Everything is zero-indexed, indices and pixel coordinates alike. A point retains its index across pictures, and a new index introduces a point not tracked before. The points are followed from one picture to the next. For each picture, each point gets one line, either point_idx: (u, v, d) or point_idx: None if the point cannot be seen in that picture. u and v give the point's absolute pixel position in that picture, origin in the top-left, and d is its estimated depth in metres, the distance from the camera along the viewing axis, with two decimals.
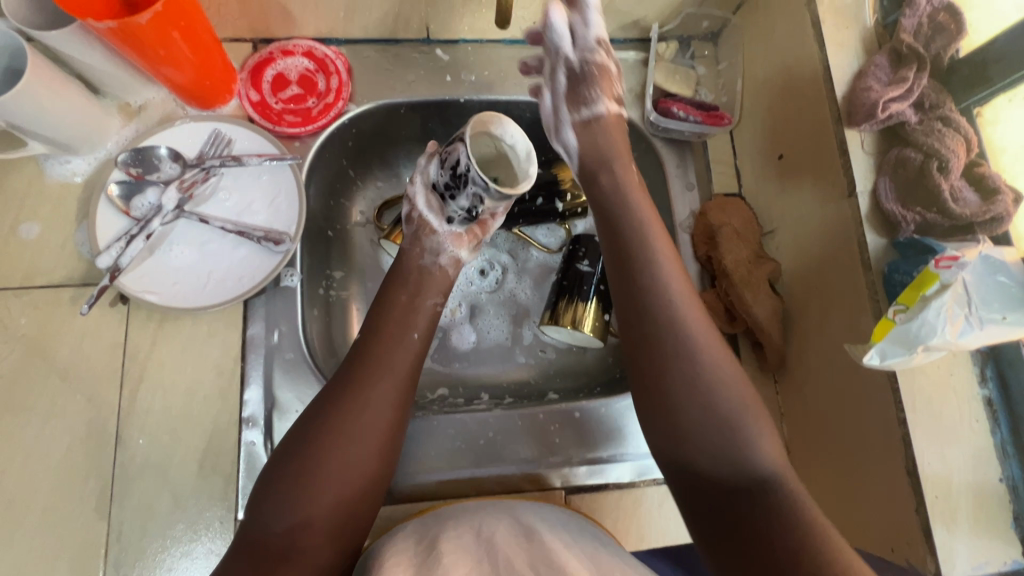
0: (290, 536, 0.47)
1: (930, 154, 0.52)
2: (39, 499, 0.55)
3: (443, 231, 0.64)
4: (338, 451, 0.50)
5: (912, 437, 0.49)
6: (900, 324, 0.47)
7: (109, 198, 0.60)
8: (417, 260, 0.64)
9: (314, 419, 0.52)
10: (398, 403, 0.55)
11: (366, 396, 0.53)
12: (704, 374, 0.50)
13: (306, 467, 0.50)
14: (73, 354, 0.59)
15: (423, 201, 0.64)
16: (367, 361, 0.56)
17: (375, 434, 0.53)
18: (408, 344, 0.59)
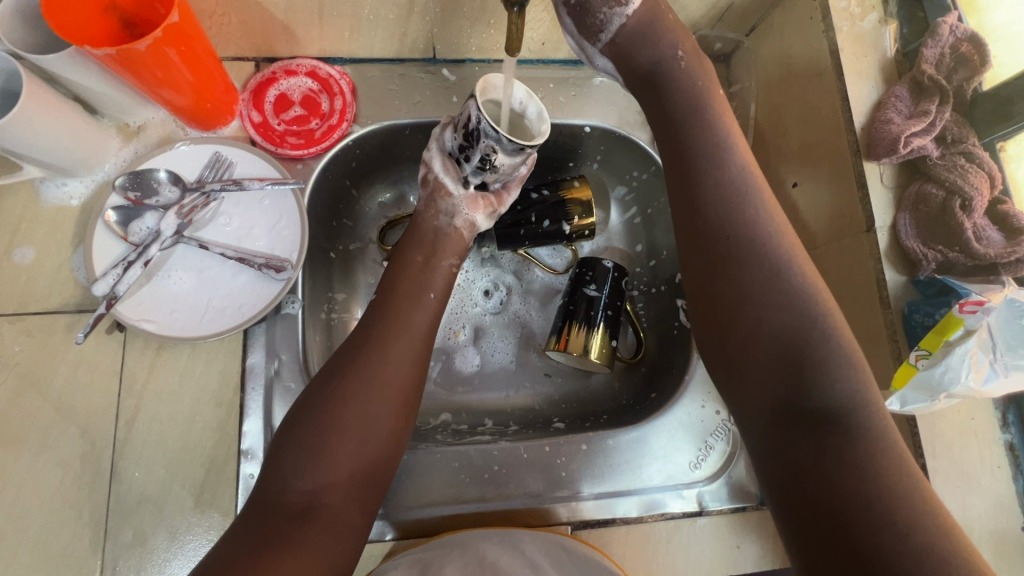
0: (307, 497, 0.48)
1: (952, 192, 0.50)
2: (32, 534, 0.54)
3: (460, 194, 0.66)
4: (360, 406, 0.51)
5: (932, 484, 0.48)
6: (923, 371, 0.45)
7: (107, 223, 0.58)
8: (432, 222, 0.65)
9: (331, 383, 0.52)
10: (415, 361, 0.56)
11: (386, 353, 0.54)
12: (785, 293, 0.46)
13: (323, 433, 0.50)
14: (67, 385, 0.57)
15: (439, 165, 0.66)
16: (384, 323, 0.56)
17: (392, 393, 0.53)
18: (425, 304, 0.59)
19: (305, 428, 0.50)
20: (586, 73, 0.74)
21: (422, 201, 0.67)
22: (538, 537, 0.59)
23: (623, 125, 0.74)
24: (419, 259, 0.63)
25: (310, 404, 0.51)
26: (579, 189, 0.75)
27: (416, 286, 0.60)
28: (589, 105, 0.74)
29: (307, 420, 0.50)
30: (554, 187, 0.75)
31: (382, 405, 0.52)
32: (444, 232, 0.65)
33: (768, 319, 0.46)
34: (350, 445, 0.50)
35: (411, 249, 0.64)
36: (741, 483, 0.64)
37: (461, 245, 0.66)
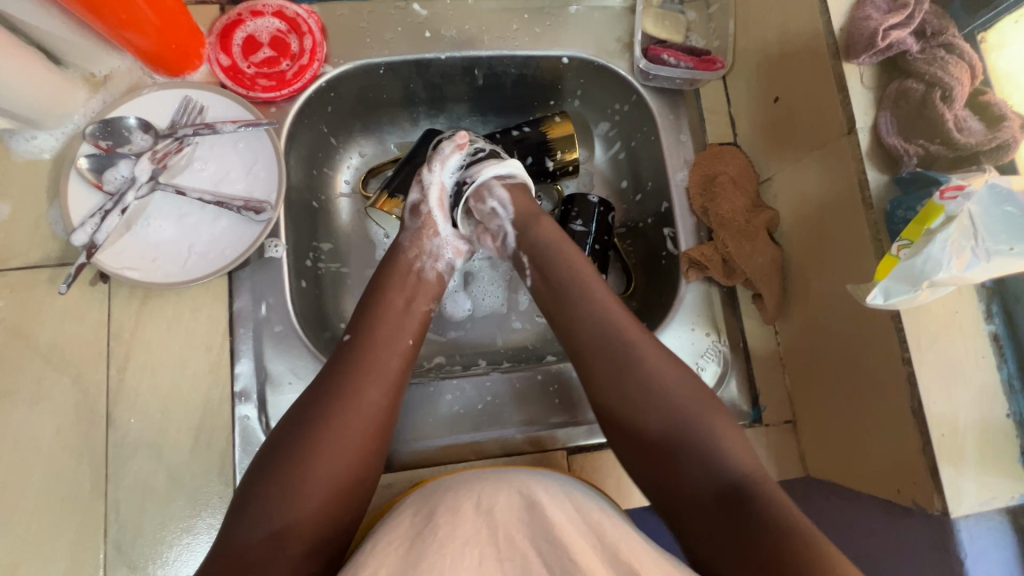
0: (269, 547, 0.46)
1: (933, 84, 0.49)
2: (34, 482, 0.54)
3: (447, 237, 0.67)
4: (324, 461, 0.49)
5: (917, 375, 0.48)
6: (904, 261, 0.45)
7: (79, 172, 0.57)
8: (414, 262, 0.65)
9: (300, 426, 0.51)
10: (388, 404, 0.55)
11: (358, 402, 0.53)
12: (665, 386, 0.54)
13: (291, 484, 0.48)
14: (55, 336, 0.57)
15: (436, 195, 0.67)
16: (360, 368, 0.55)
17: (356, 442, 0.52)
18: (400, 350, 0.58)
19: (271, 477, 0.49)
20: (561, 2, 0.72)
21: (409, 231, 0.67)
22: (538, 477, 0.53)
23: (601, 54, 0.72)
24: (400, 302, 0.62)
25: (275, 454, 0.50)
26: (561, 125, 0.75)
27: (392, 329, 0.59)
28: (566, 35, 0.72)
29: (272, 466, 0.49)
30: (535, 124, 0.76)
31: (344, 458, 0.51)
32: (426, 276, 0.65)
33: (652, 402, 0.53)
34: (313, 501, 0.48)
35: (393, 288, 0.62)
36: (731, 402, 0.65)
37: (435, 291, 0.66)
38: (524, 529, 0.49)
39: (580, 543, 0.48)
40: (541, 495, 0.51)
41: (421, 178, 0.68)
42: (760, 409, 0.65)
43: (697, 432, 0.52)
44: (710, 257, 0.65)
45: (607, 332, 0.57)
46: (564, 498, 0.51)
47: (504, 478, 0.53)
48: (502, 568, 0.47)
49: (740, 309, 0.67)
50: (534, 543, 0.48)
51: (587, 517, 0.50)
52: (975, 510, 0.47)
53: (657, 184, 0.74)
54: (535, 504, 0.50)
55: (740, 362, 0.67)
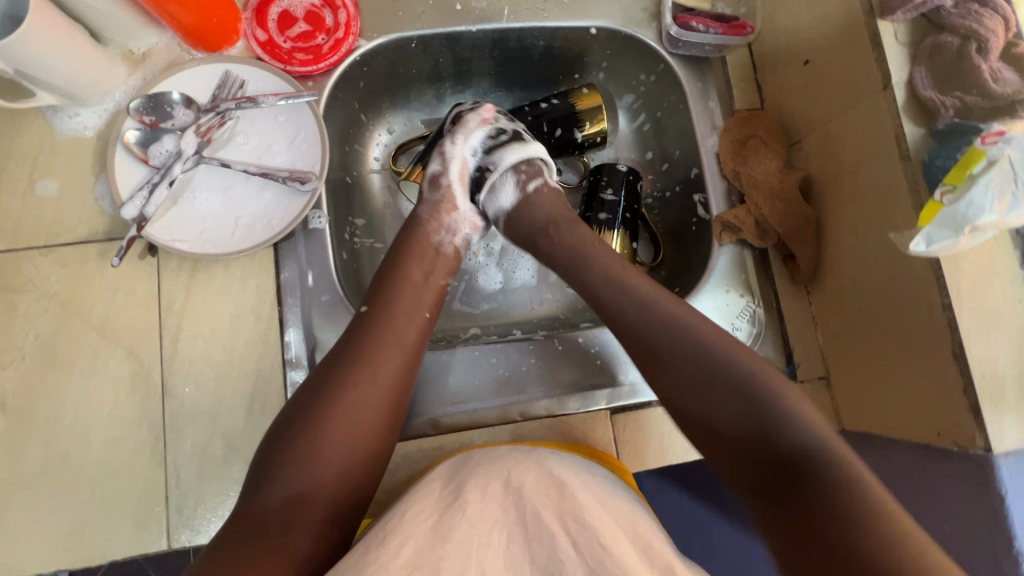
0: (288, 511, 0.48)
1: (968, 37, 0.51)
2: (96, 450, 0.56)
3: (464, 210, 0.67)
4: (340, 429, 0.50)
5: (957, 320, 0.50)
6: (948, 206, 0.47)
7: (126, 146, 0.58)
8: (435, 235, 0.65)
9: (316, 395, 0.52)
10: (404, 374, 0.55)
11: (373, 373, 0.53)
12: (705, 355, 0.52)
13: (304, 452, 0.49)
14: (108, 309, 0.58)
15: (456, 168, 0.68)
16: (375, 339, 0.55)
17: (373, 411, 0.52)
18: (417, 323, 0.58)
19: (287, 443, 0.50)
20: None
21: (428, 204, 0.67)
22: (564, 457, 0.53)
23: (628, 24, 0.73)
24: (418, 276, 0.61)
25: (291, 420, 0.51)
26: (589, 96, 0.76)
27: (409, 303, 0.59)
28: (594, 6, 0.73)
29: (288, 432, 0.50)
30: (563, 96, 0.76)
31: (360, 425, 0.51)
32: (445, 249, 0.65)
33: (699, 370, 0.52)
34: (330, 466, 0.49)
35: (412, 260, 0.62)
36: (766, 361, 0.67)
37: (451, 265, 0.65)
38: (551, 510, 0.49)
39: (611, 528, 0.48)
40: (569, 478, 0.51)
41: (443, 150, 0.68)
42: (794, 366, 0.67)
43: (769, 403, 0.49)
44: (743, 219, 0.67)
45: (638, 301, 0.56)
46: (591, 481, 0.51)
47: (534, 457, 0.53)
48: (528, 548, 0.48)
49: (772, 271, 0.69)
50: (561, 524, 0.48)
51: (614, 504, 0.50)
52: (1015, 448, 0.49)
53: (685, 152, 0.75)
54: (565, 487, 0.50)
55: (773, 322, 0.68)
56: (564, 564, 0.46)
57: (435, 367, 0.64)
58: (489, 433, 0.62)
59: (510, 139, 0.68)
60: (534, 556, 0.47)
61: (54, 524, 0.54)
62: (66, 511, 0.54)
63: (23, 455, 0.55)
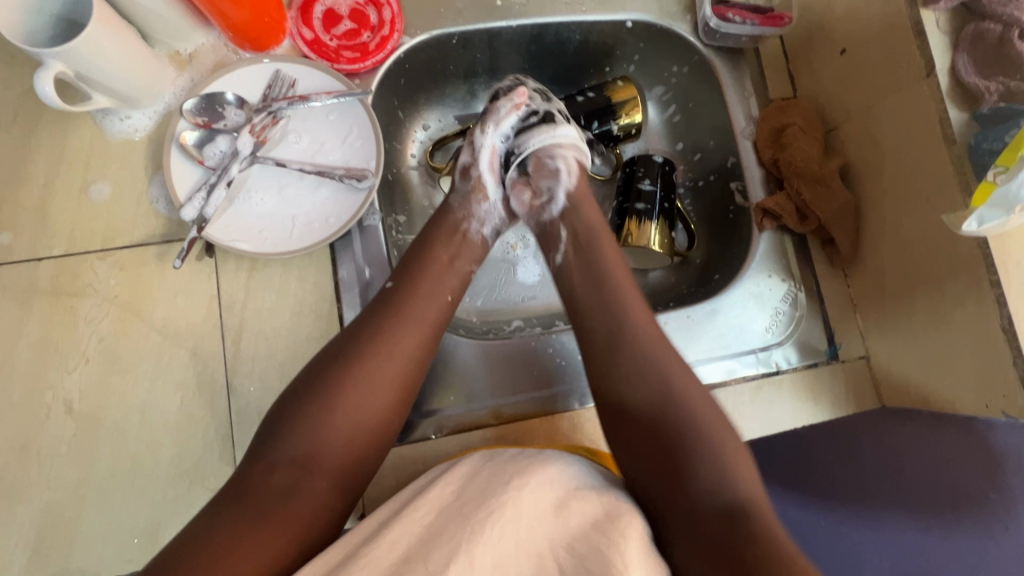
0: (293, 474, 0.48)
1: (1010, 24, 0.53)
2: (165, 451, 0.56)
3: (495, 203, 0.67)
4: (355, 397, 0.51)
5: (1005, 295, 0.52)
6: (1001, 186, 0.49)
7: (182, 147, 0.58)
8: (462, 223, 0.65)
9: (335, 362, 0.52)
10: (424, 353, 0.56)
11: (391, 346, 0.54)
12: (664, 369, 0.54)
13: (317, 420, 0.50)
14: (169, 311, 0.58)
15: (488, 158, 0.66)
16: (394, 317, 0.55)
17: (390, 383, 0.53)
18: (438, 304, 0.58)
19: (302, 410, 0.50)
20: None
21: (459, 195, 0.67)
22: (569, 467, 0.51)
23: (663, 17, 0.74)
24: (444, 258, 0.61)
25: (308, 386, 0.52)
26: (625, 89, 0.77)
27: (432, 285, 0.59)
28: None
29: (305, 397, 0.51)
30: (599, 90, 0.78)
31: (377, 395, 0.52)
32: (472, 238, 0.65)
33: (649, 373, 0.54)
34: (343, 433, 0.50)
35: (439, 243, 0.62)
36: (809, 342, 0.69)
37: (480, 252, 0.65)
38: (547, 527, 0.46)
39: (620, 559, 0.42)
40: (567, 493, 0.48)
41: (474, 140, 0.66)
42: (835, 347, 0.69)
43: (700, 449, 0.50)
44: (784, 206, 0.68)
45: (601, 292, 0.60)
46: (590, 495, 0.48)
47: (535, 466, 0.50)
48: (518, 564, 0.44)
49: (811, 255, 0.71)
50: (553, 547, 0.45)
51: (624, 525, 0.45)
52: None
53: (720, 142, 0.77)
54: (565, 505, 0.47)
55: (815, 306, 0.70)
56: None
57: (495, 358, 0.66)
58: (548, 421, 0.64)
59: (538, 123, 0.66)
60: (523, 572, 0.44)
61: (127, 526, 0.54)
62: (139, 513, 0.55)
63: (92, 459, 0.55)
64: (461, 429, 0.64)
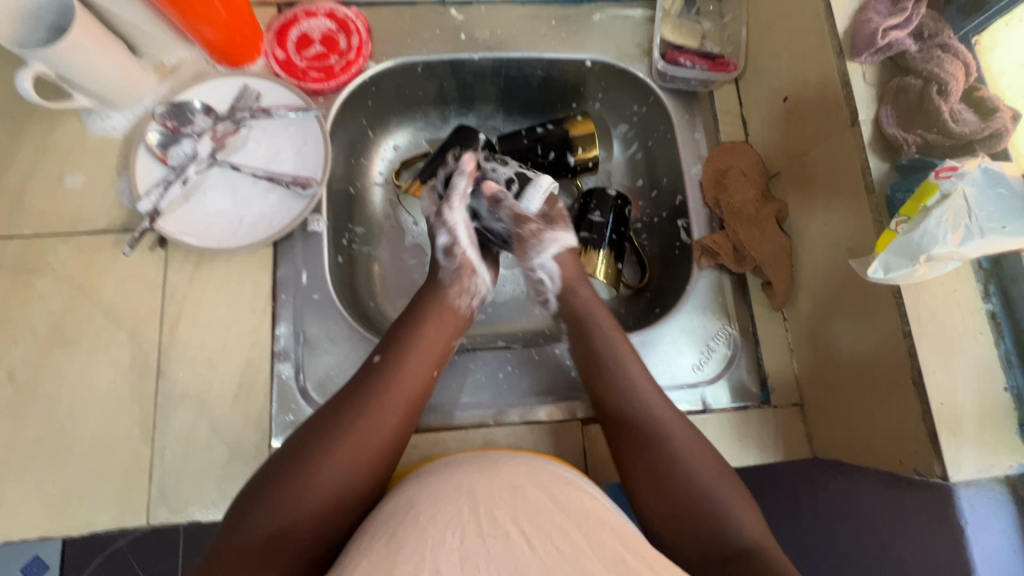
0: (269, 547, 0.47)
1: (930, 79, 0.54)
2: (90, 425, 0.59)
3: (481, 273, 0.71)
4: (338, 471, 0.51)
5: (917, 347, 0.51)
6: (901, 235, 0.49)
7: (147, 146, 0.64)
8: (455, 299, 0.68)
9: (322, 434, 0.53)
10: (409, 425, 0.57)
11: (378, 423, 0.55)
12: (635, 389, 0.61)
13: (297, 491, 0.49)
14: (116, 294, 0.63)
15: (464, 234, 0.70)
16: (381, 391, 0.57)
17: (371, 456, 0.53)
18: (423, 375, 0.60)
19: (291, 480, 0.50)
20: (585, 11, 0.78)
21: (447, 271, 0.70)
22: (518, 460, 0.55)
23: (621, 58, 0.78)
24: (429, 335, 0.64)
25: (294, 454, 0.52)
26: (582, 124, 0.79)
27: (419, 358, 0.61)
28: (590, 41, 0.78)
29: (283, 469, 0.51)
30: (557, 123, 0.80)
31: (361, 469, 0.52)
32: (462, 309, 0.68)
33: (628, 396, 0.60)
34: (318, 508, 0.49)
35: (427, 318, 0.65)
36: (740, 383, 0.68)
37: (466, 325, 0.68)
38: (504, 508, 0.49)
39: (564, 526, 0.48)
40: (523, 481, 0.52)
41: (444, 219, 0.70)
42: (768, 392, 0.68)
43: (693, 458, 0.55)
44: (721, 245, 0.69)
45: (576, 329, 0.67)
46: (541, 481, 0.52)
47: (490, 461, 0.54)
48: (484, 543, 0.46)
49: (750, 296, 0.71)
50: (516, 522, 0.48)
51: (569, 499, 0.51)
52: (973, 479, 0.49)
53: (672, 179, 0.78)
54: (520, 487, 0.51)
55: (749, 348, 0.69)
56: (521, 562, 0.46)
57: None
58: (463, 436, 0.64)
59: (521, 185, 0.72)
60: (489, 554, 0.46)
61: (42, 494, 0.57)
62: (55, 481, 0.57)
63: (23, 425, 0.58)
64: None
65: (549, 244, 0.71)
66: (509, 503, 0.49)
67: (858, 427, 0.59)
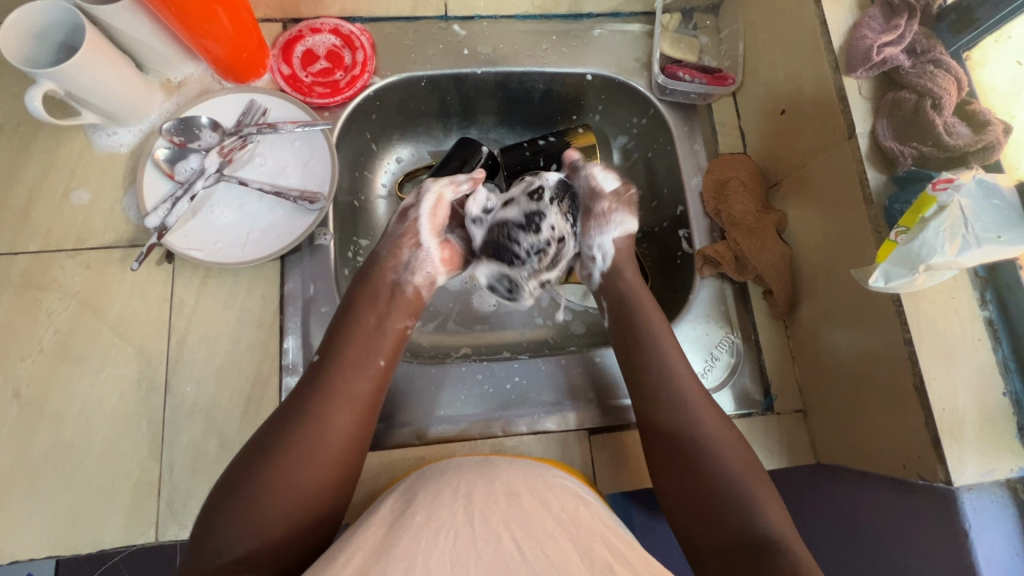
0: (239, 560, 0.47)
1: (924, 94, 0.55)
2: (98, 442, 0.59)
3: (429, 248, 0.68)
4: (291, 479, 0.50)
5: (918, 354, 0.52)
6: (902, 245, 0.50)
7: (155, 162, 0.64)
8: (390, 274, 0.65)
9: (273, 442, 0.51)
10: (359, 427, 0.55)
11: (326, 427, 0.53)
12: (672, 377, 0.61)
13: (254, 500, 0.49)
14: (123, 310, 0.63)
15: (428, 204, 0.69)
16: (328, 392, 0.55)
17: (327, 460, 0.52)
18: (371, 373, 0.58)
19: (244, 491, 0.49)
20: (586, 26, 0.80)
21: (390, 238, 0.68)
22: (516, 464, 0.56)
23: (621, 72, 0.79)
24: (372, 321, 0.61)
25: (248, 464, 0.51)
26: (584, 136, 0.81)
27: (366, 354, 0.59)
28: (590, 55, 0.79)
29: (238, 481, 0.50)
30: (559, 135, 0.81)
31: (310, 476, 0.51)
32: (399, 288, 0.65)
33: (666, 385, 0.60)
34: (278, 519, 0.49)
35: (365, 306, 0.62)
36: (744, 391, 0.69)
37: (412, 307, 0.65)
38: (499, 512, 0.50)
39: (554, 532, 0.49)
40: (519, 488, 0.52)
41: (420, 185, 0.70)
42: (771, 399, 0.69)
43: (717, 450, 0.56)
44: (723, 254, 0.70)
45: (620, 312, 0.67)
46: (534, 485, 0.53)
47: (487, 467, 0.55)
48: (474, 546, 0.47)
49: (751, 304, 0.72)
50: (508, 527, 0.48)
51: (559, 505, 0.51)
52: (976, 482, 0.50)
53: (672, 189, 0.79)
54: (515, 493, 0.51)
55: (752, 355, 0.70)
56: (510, 566, 0.46)
57: (425, 381, 0.67)
58: (472, 446, 0.64)
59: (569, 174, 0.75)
60: (479, 555, 0.46)
61: (50, 512, 0.57)
62: (64, 498, 0.57)
63: (31, 442, 0.58)
64: (384, 449, 0.64)
65: (612, 225, 0.72)
66: (504, 507, 0.50)
67: (861, 434, 0.60)
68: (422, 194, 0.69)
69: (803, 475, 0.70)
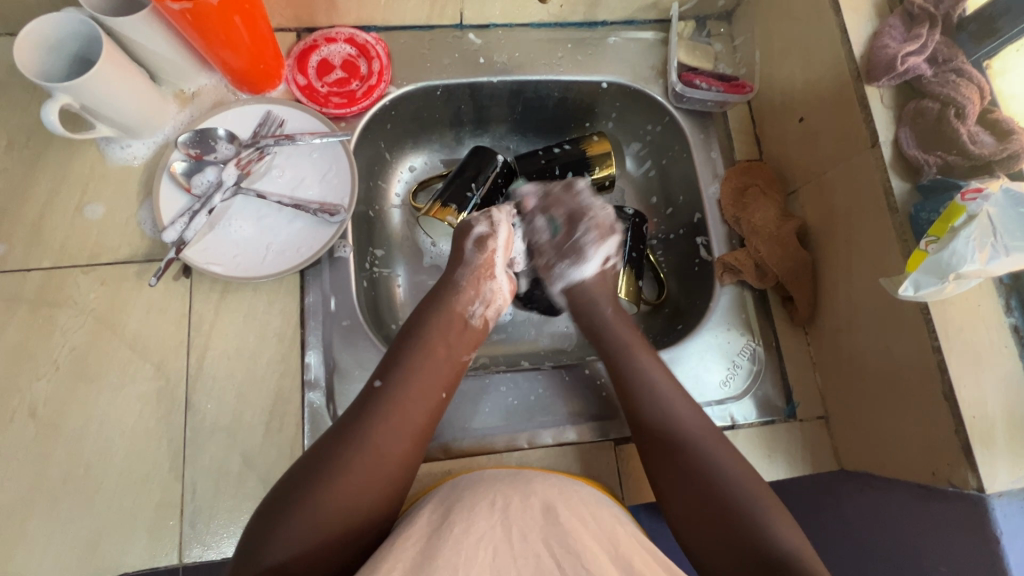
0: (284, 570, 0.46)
1: (947, 103, 0.56)
2: (118, 462, 0.57)
3: (501, 281, 0.69)
4: (345, 498, 0.50)
5: (947, 362, 0.52)
6: (932, 255, 0.51)
7: (171, 175, 0.63)
8: (465, 309, 0.66)
9: (331, 459, 0.51)
10: (415, 450, 0.55)
11: (387, 449, 0.53)
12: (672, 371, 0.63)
13: (306, 514, 0.48)
14: (140, 326, 0.61)
15: (503, 236, 0.69)
16: (391, 413, 0.55)
17: (382, 480, 0.52)
18: (432, 402, 0.58)
19: (294, 509, 0.48)
20: (600, 33, 0.80)
21: (468, 267, 0.68)
22: (550, 480, 0.55)
23: (637, 80, 0.79)
24: (441, 351, 0.61)
25: (301, 478, 0.50)
26: (599, 144, 0.80)
27: (431, 380, 0.59)
28: (606, 63, 0.79)
29: (291, 495, 0.49)
30: (574, 143, 0.80)
31: (360, 498, 0.50)
32: (473, 322, 0.66)
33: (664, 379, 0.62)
34: (329, 534, 0.48)
35: (436, 337, 0.62)
36: (766, 398, 0.69)
37: (479, 339, 0.66)
38: (538, 528, 0.49)
39: (592, 547, 0.48)
40: (555, 502, 0.52)
41: (492, 213, 0.69)
42: (793, 405, 0.69)
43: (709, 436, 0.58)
44: (743, 261, 0.70)
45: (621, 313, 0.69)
46: (569, 500, 0.52)
47: (520, 481, 0.54)
48: (514, 564, 0.46)
49: (771, 311, 0.72)
50: (546, 543, 0.48)
51: (597, 523, 0.51)
52: (1007, 489, 0.51)
53: (688, 197, 0.79)
54: (551, 508, 0.51)
55: (773, 362, 0.70)
56: None
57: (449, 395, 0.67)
58: (498, 458, 0.64)
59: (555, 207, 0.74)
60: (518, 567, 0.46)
61: (70, 535, 0.55)
62: (83, 522, 0.56)
63: (48, 464, 0.57)
64: None
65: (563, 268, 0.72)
66: (541, 523, 0.50)
67: (887, 441, 0.60)
68: (498, 226, 0.69)
69: (824, 482, 0.71)
